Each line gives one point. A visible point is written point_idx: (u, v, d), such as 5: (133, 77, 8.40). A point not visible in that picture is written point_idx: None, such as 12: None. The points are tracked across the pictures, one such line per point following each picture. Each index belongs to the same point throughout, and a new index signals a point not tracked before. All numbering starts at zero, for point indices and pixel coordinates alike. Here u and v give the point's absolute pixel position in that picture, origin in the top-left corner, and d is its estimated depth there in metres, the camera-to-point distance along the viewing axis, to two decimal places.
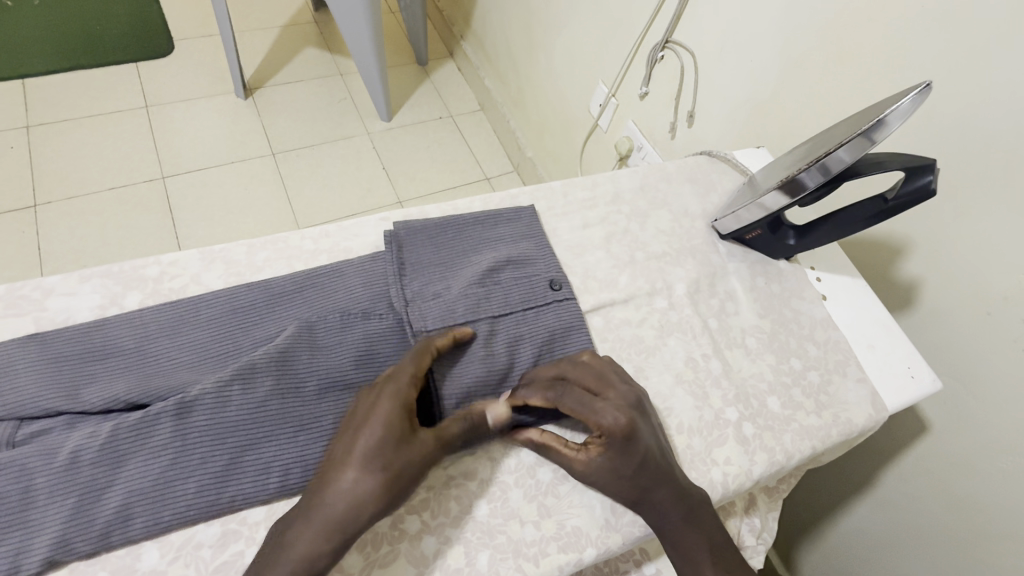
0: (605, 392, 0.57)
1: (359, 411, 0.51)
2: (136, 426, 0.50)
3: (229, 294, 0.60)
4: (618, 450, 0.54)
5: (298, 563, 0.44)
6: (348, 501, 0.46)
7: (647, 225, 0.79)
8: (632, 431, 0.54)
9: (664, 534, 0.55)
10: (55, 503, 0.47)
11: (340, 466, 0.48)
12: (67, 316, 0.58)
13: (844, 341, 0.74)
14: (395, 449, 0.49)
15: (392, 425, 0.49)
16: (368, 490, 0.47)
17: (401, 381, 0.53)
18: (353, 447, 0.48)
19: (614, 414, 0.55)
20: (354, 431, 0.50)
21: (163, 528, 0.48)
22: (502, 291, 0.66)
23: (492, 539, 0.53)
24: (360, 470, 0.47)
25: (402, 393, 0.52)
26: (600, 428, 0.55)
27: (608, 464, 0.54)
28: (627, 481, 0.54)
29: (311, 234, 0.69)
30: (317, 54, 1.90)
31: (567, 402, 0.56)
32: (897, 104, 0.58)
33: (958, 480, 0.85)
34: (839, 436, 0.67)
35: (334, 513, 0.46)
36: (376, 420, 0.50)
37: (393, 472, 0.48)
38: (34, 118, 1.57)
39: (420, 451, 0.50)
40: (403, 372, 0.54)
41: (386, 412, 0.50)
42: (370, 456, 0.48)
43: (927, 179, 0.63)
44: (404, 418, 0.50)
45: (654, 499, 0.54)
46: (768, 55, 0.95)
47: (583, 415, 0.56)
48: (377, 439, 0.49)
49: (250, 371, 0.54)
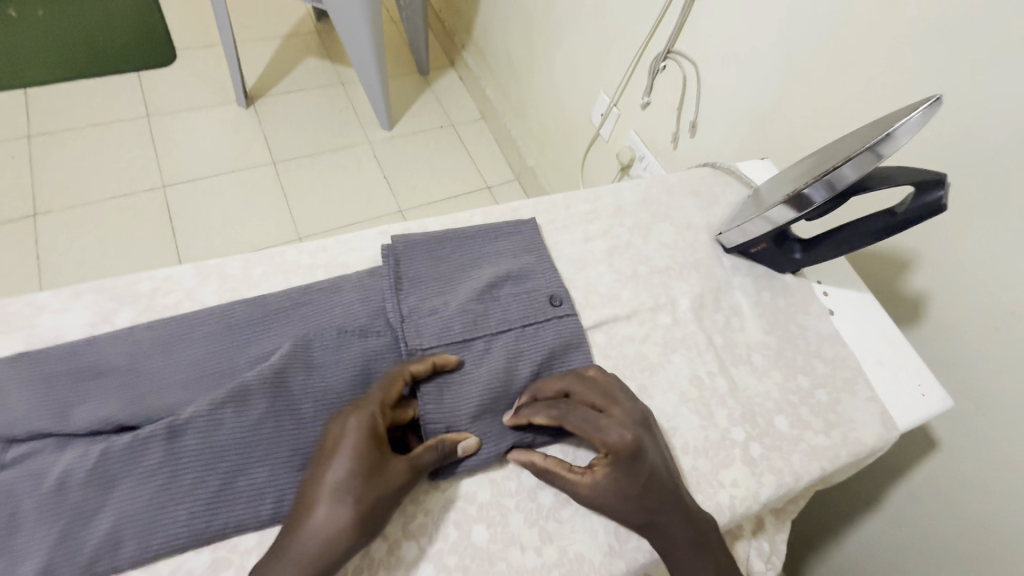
0: (610, 409, 0.56)
1: (325, 441, 0.51)
2: (125, 449, 0.49)
3: (224, 311, 0.59)
4: (624, 469, 0.53)
5: None
6: (319, 535, 0.46)
7: (650, 239, 0.78)
8: (638, 449, 0.54)
9: (671, 562, 0.53)
10: (41, 529, 0.45)
11: (312, 499, 0.47)
12: (58, 333, 0.57)
13: (852, 358, 0.73)
14: (364, 480, 0.48)
15: (360, 455, 0.49)
16: (339, 525, 0.46)
17: (366, 408, 0.52)
18: (323, 479, 0.48)
19: (620, 432, 0.54)
20: (322, 462, 0.49)
21: (152, 556, 0.47)
22: (501, 307, 0.64)
23: (491, 566, 0.52)
24: (330, 502, 0.47)
25: (367, 420, 0.51)
26: (606, 446, 0.54)
27: (614, 486, 0.53)
28: (633, 504, 0.53)
29: (309, 249, 0.68)
30: (318, 63, 1.90)
31: (572, 421, 0.56)
32: (906, 119, 0.57)
33: (970, 500, 0.83)
34: (849, 457, 0.65)
35: (306, 548, 0.45)
36: (342, 450, 0.49)
37: (364, 503, 0.47)
38: (35, 127, 1.57)
39: (393, 480, 0.49)
40: (369, 398, 0.53)
41: (353, 442, 0.49)
42: (339, 488, 0.47)
43: (938, 195, 0.61)
44: (372, 447, 0.49)
45: (662, 523, 0.53)
46: (772, 66, 0.94)
47: (588, 433, 0.55)
48: (346, 471, 0.48)
49: (243, 391, 0.52)
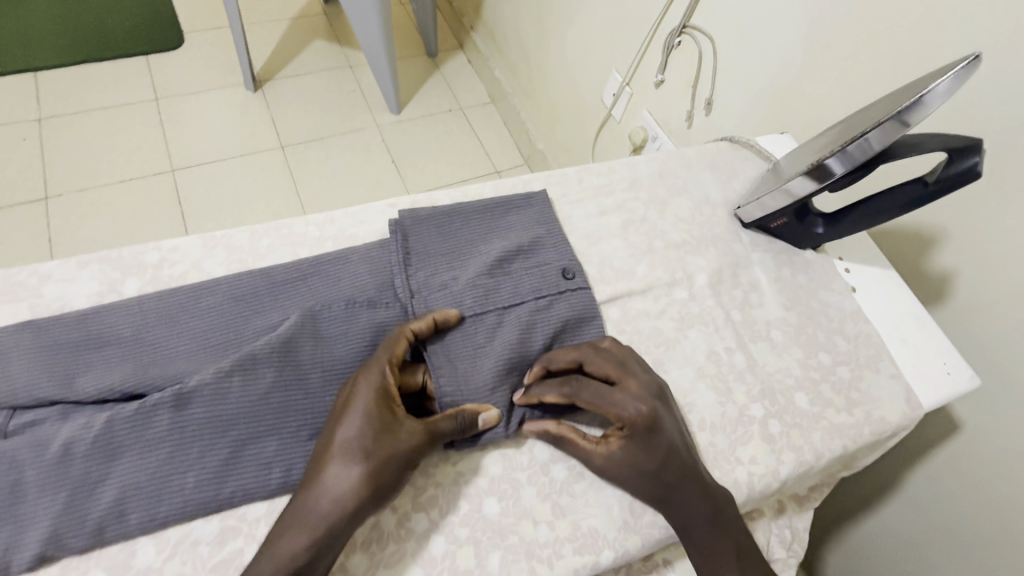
0: (625, 381, 0.55)
1: (338, 403, 0.50)
2: (131, 417, 0.48)
3: (230, 281, 0.58)
4: (640, 443, 0.52)
5: (281, 562, 0.43)
6: (330, 495, 0.45)
7: (666, 213, 0.75)
8: (654, 423, 0.52)
9: (689, 538, 0.52)
10: (47, 497, 0.45)
11: (323, 461, 0.47)
12: (64, 302, 0.56)
13: (875, 336, 0.70)
14: (374, 440, 0.47)
15: (369, 415, 0.48)
16: (349, 484, 0.45)
17: (376, 369, 0.51)
18: (334, 439, 0.48)
19: (636, 405, 0.53)
20: (333, 423, 0.49)
21: (159, 524, 0.46)
22: (512, 281, 0.62)
23: (504, 539, 0.51)
24: (340, 463, 0.46)
25: (378, 381, 0.50)
26: (621, 420, 0.53)
27: (629, 458, 0.52)
28: (649, 477, 0.51)
29: (316, 221, 0.66)
30: (326, 45, 1.88)
31: (585, 395, 0.54)
32: (937, 83, 0.54)
33: (996, 484, 0.80)
34: (871, 435, 0.63)
35: (317, 507, 0.45)
36: (353, 411, 0.48)
37: (375, 462, 0.46)
38: (45, 110, 1.57)
39: (405, 440, 0.48)
40: (379, 359, 0.52)
41: (364, 402, 0.49)
42: (351, 448, 0.47)
43: (974, 161, 0.58)
44: (382, 407, 0.49)
45: (679, 498, 0.51)
46: (792, 38, 0.90)
47: (603, 407, 0.53)
48: (357, 430, 0.47)
49: (251, 361, 0.51)
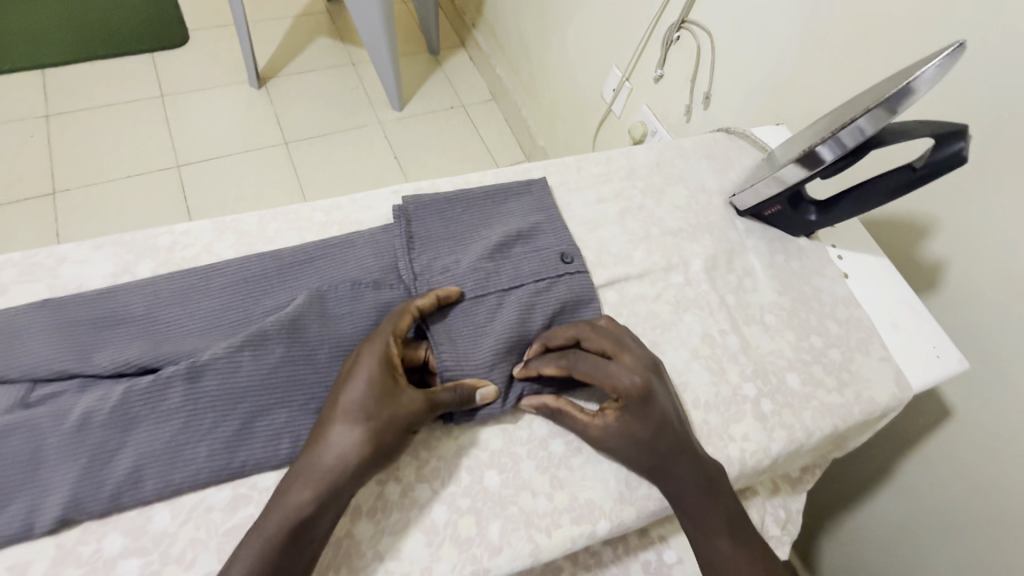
0: (620, 355, 0.57)
1: (342, 371, 0.52)
2: (147, 388, 0.50)
3: (240, 263, 0.60)
4: (635, 413, 0.54)
5: (289, 513, 0.45)
6: (336, 455, 0.47)
7: (662, 201, 0.77)
8: (648, 394, 0.55)
9: (681, 507, 0.54)
10: (67, 463, 0.47)
11: (328, 424, 0.49)
12: (80, 283, 0.58)
13: (867, 320, 0.72)
14: (378, 404, 0.49)
15: (373, 381, 0.50)
16: (353, 443, 0.48)
17: (380, 339, 0.53)
18: (339, 404, 0.50)
19: (630, 377, 0.55)
20: (338, 389, 0.51)
21: (174, 490, 0.48)
22: (512, 264, 0.64)
23: (503, 509, 0.52)
24: (345, 425, 0.48)
25: (382, 350, 0.52)
26: (617, 391, 0.55)
27: (625, 429, 0.54)
28: (644, 447, 0.53)
29: (322, 207, 0.68)
30: (330, 43, 1.90)
31: (582, 369, 0.56)
32: (923, 70, 0.56)
33: (987, 469, 0.82)
34: (861, 415, 0.65)
35: (323, 466, 0.47)
36: (357, 377, 0.50)
37: (378, 425, 0.49)
38: (53, 107, 1.60)
39: (406, 406, 0.50)
40: (383, 330, 0.54)
41: (367, 368, 0.51)
42: (355, 412, 0.49)
43: (960, 146, 0.60)
44: (385, 374, 0.51)
45: (672, 468, 0.53)
46: (787, 32, 0.92)
47: (599, 379, 0.55)
48: (361, 395, 0.50)
49: (260, 337, 0.53)
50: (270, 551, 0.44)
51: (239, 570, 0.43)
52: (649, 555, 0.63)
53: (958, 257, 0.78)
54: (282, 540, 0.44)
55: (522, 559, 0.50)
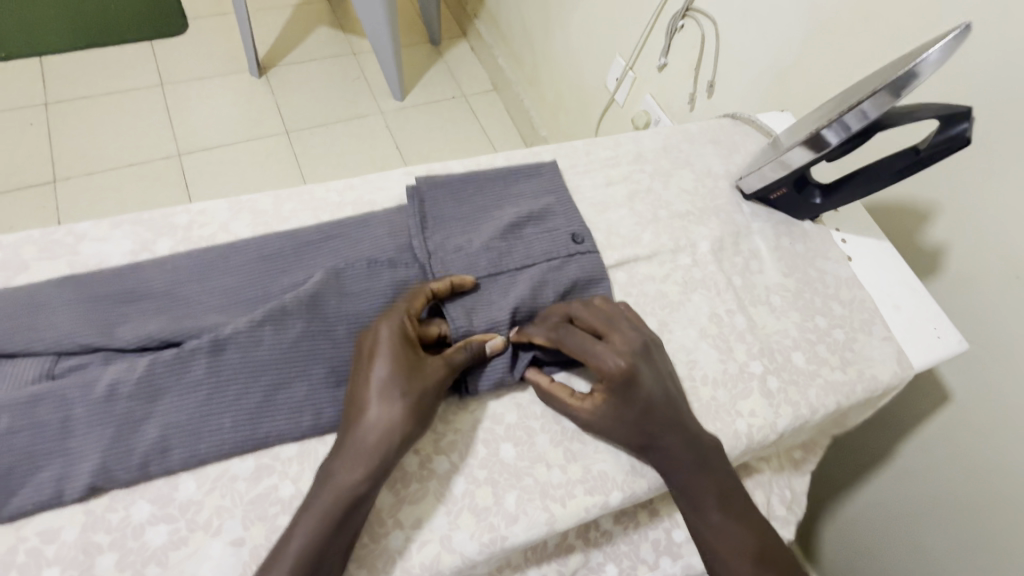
0: (610, 337, 0.57)
1: (361, 350, 0.53)
2: (171, 362, 0.51)
3: (257, 242, 0.61)
4: (619, 394, 0.55)
5: (341, 492, 0.46)
6: (377, 431, 0.49)
7: (670, 184, 0.78)
8: (632, 376, 0.55)
9: (672, 483, 0.55)
10: (96, 432, 0.48)
11: (363, 403, 0.50)
12: (100, 260, 0.59)
13: (870, 301, 0.73)
14: (407, 379, 0.51)
15: (398, 357, 0.51)
16: (392, 418, 0.49)
17: (394, 317, 0.54)
18: (369, 382, 0.51)
19: (616, 360, 0.55)
20: (364, 368, 0.51)
21: (199, 460, 0.49)
22: (525, 244, 0.65)
23: (519, 480, 0.54)
24: (380, 402, 0.50)
25: (398, 327, 0.53)
26: (602, 373, 0.56)
27: (611, 411, 0.55)
28: (630, 429, 0.55)
29: (336, 188, 0.69)
30: (331, 33, 1.89)
31: (569, 344, 0.57)
32: (925, 55, 0.57)
33: (980, 448, 0.84)
34: (864, 393, 0.66)
35: (366, 443, 0.48)
36: (381, 354, 0.51)
37: (411, 400, 0.50)
38: (52, 95, 1.59)
39: (432, 375, 0.52)
40: (397, 309, 0.55)
41: (388, 345, 0.52)
42: (386, 388, 0.50)
43: (962, 127, 0.62)
44: (407, 349, 0.52)
45: (663, 445, 0.55)
46: (791, 19, 0.93)
47: (585, 358, 0.56)
48: (390, 373, 0.51)
49: (281, 312, 0.54)
50: (326, 527, 0.45)
51: (297, 546, 0.45)
52: (659, 534, 0.64)
53: (959, 241, 0.79)
54: (339, 516, 0.46)
55: (538, 528, 0.52)
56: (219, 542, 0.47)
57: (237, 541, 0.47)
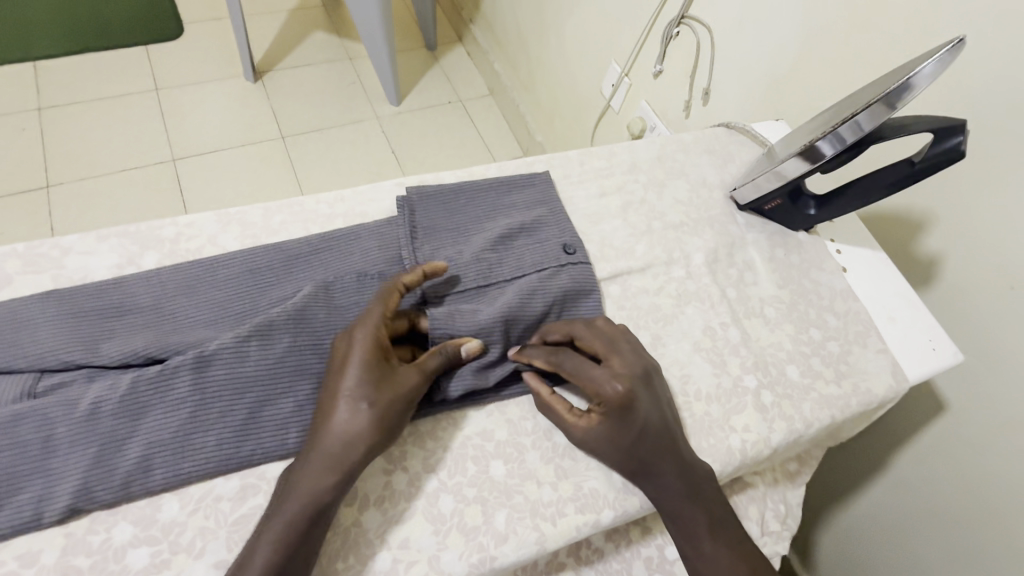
0: (610, 359, 0.57)
1: (335, 356, 0.52)
2: (154, 378, 0.50)
3: (245, 255, 0.60)
4: (614, 420, 0.54)
5: (306, 501, 0.46)
6: (344, 439, 0.48)
7: (664, 195, 0.78)
8: (629, 402, 0.54)
9: (661, 508, 0.55)
10: (77, 452, 0.47)
11: (330, 409, 0.49)
12: (86, 274, 0.58)
13: (865, 313, 0.73)
14: (377, 387, 0.50)
15: (369, 364, 0.50)
16: (359, 427, 0.48)
17: (368, 320, 0.53)
18: (339, 388, 0.50)
19: (614, 385, 0.55)
20: (335, 374, 0.51)
21: (183, 480, 0.48)
22: (515, 256, 0.65)
23: (509, 499, 0.53)
24: (348, 408, 0.49)
25: (372, 332, 0.52)
26: (599, 396, 0.55)
27: (605, 433, 0.54)
28: (623, 452, 0.54)
29: (327, 199, 0.68)
30: (326, 38, 1.88)
31: (569, 367, 0.56)
32: (920, 67, 0.57)
33: (976, 460, 0.83)
34: (859, 407, 0.66)
35: (333, 451, 0.48)
36: (353, 359, 0.51)
37: (380, 407, 0.49)
38: (45, 101, 1.58)
39: (405, 383, 0.51)
40: (370, 312, 0.54)
41: (361, 352, 0.51)
42: (354, 395, 0.49)
43: (956, 141, 0.62)
44: (380, 355, 0.51)
45: (654, 470, 0.54)
46: (786, 27, 0.93)
47: (583, 381, 0.56)
48: (360, 379, 0.50)
49: (267, 327, 0.53)
50: (291, 536, 0.45)
51: (262, 556, 0.44)
52: (651, 551, 0.63)
53: (953, 251, 0.79)
54: (303, 526, 0.45)
55: (528, 548, 0.51)
56: (202, 564, 0.46)
57: (220, 563, 0.46)
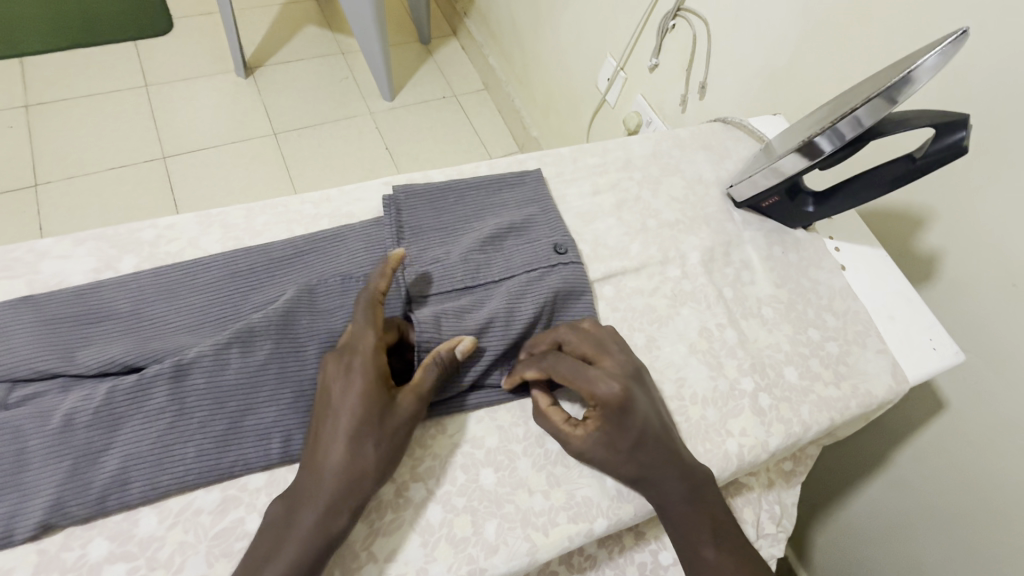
0: (601, 360, 0.56)
1: (330, 386, 0.49)
2: (131, 389, 0.48)
3: (227, 257, 0.58)
4: (613, 421, 0.53)
5: (307, 541, 0.44)
6: (345, 475, 0.46)
7: (659, 192, 0.76)
8: (626, 402, 0.53)
9: (663, 512, 0.53)
10: (49, 466, 0.45)
11: (328, 443, 0.47)
12: (61, 279, 0.56)
13: (864, 312, 0.71)
14: (383, 419, 0.48)
15: (373, 397, 0.48)
16: (364, 463, 0.47)
17: (364, 348, 0.50)
18: (339, 421, 0.48)
19: (608, 385, 0.53)
20: (333, 405, 0.48)
21: (161, 493, 0.47)
22: (504, 257, 0.63)
23: (499, 508, 0.52)
24: (348, 442, 0.47)
25: (372, 361, 0.49)
26: (594, 398, 0.53)
27: (604, 438, 0.53)
28: (625, 457, 0.52)
29: (312, 199, 0.66)
30: (318, 32, 1.85)
31: (559, 371, 0.54)
32: (923, 60, 0.55)
33: (977, 460, 0.82)
34: (858, 409, 0.64)
35: (333, 488, 0.45)
36: (351, 390, 0.48)
37: (386, 442, 0.48)
38: (32, 97, 1.54)
39: (406, 415, 0.49)
40: (362, 340, 0.51)
41: (363, 385, 0.48)
42: (359, 428, 0.47)
43: (960, 136, 0.60)
44: (380, 386, 0.49)
45: (655, 476, 0.52)
46: (784, 20, 0.91)
47: (577, 383, 0.54)
48: (364, 411, 0.48)
49: (248, 334, 0.52)
50: None
51: None
52: (645, 556, 0.62)
53: (954, 249, 0.77)
54: (304, 567, 0.43)
55: (519, 559, 0.49)
56: None
57: None
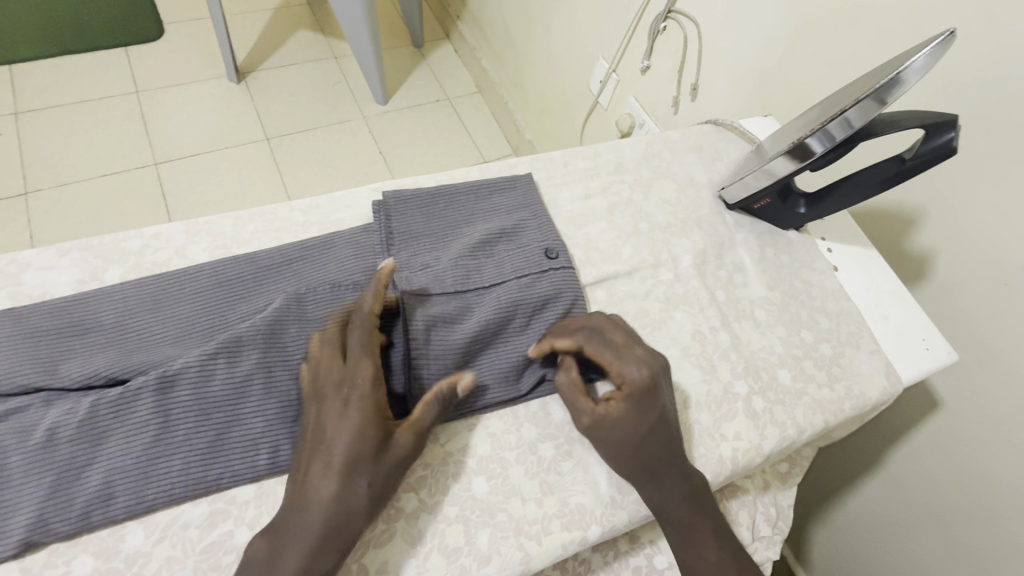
0: (633, 347, 0.56)
1: (322, 419, 0.48)
2: (116, 402, 0.47)
3: (213, 266, 0.57)
4: (635, 403, 0.53)
5: None
6: (331, 514, 0.44)
7: (651, 196, 0.76)
8: (652, 388, 0.54)
9: (662, 515, 0.52)
10: (31, 481, 0.44)
11: (317, 478, 0.46)
12: (44, 290, 0.55)
13: (857, 313, 0.71)
14: (376, 457, 0.47)
15: (367, 434, 0.47)
16: (351, 501, 0.45)
17: (364, 381, 0.49)
18: (328, 458, 0.46)
19: (639, 368, 0.54)
20: (325, 440, 0.47)
21: (146, 507, 0.46)
22: (494, 263, 0.63)
23: (492, 517, 0.51)
24: (336, 482, 0.45)
25: (370, 395, 0.48)
26: (622, 379, 0.54)
27: (625, 419, 0.53)
28: (641, 443, 0.52)
29: (301, 206, 0.66)
30: (310, 36, 1.85)
31: (593, 343, 0.56)
32: (911, 61, 0.55)
33: (973, 459, 0.81)
34: (852, 410, 0.64)
35: (317, 528, 0.44)
36: (344, 425, 0.47)
37: (379, 481, 0.46)
38: (23, 104, 1.53)
39: (401, 452, 0.48)
40: (359, 370, 0.50)
41: (358, 422, 0.47)
42: (350, 466, 0.46)
43: (948, 137, 0.60)
44: (378, 420, 0.48)
45: (659, 473, 0.52)
46: (773, 22, 0.91)
47: (609, 361, 0.55)
48: (357, 449, 0.46)
49: (235, 344, 0.51)
50: None
51: None
52: (640, 560, 0.62)
53: (945, 249, 0.78)
54: None
55: (513, 569, 0.49)
56: None
57: None
